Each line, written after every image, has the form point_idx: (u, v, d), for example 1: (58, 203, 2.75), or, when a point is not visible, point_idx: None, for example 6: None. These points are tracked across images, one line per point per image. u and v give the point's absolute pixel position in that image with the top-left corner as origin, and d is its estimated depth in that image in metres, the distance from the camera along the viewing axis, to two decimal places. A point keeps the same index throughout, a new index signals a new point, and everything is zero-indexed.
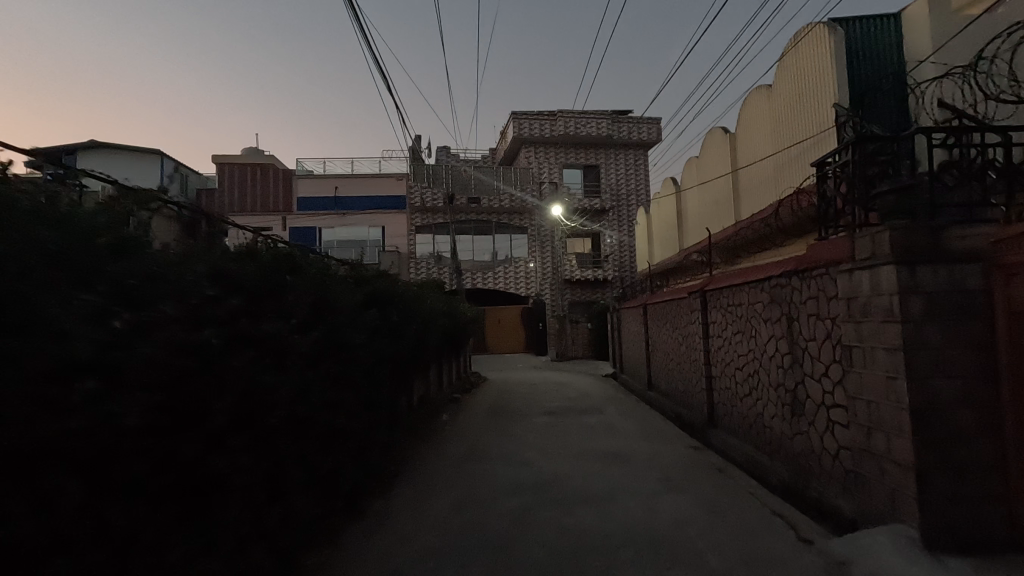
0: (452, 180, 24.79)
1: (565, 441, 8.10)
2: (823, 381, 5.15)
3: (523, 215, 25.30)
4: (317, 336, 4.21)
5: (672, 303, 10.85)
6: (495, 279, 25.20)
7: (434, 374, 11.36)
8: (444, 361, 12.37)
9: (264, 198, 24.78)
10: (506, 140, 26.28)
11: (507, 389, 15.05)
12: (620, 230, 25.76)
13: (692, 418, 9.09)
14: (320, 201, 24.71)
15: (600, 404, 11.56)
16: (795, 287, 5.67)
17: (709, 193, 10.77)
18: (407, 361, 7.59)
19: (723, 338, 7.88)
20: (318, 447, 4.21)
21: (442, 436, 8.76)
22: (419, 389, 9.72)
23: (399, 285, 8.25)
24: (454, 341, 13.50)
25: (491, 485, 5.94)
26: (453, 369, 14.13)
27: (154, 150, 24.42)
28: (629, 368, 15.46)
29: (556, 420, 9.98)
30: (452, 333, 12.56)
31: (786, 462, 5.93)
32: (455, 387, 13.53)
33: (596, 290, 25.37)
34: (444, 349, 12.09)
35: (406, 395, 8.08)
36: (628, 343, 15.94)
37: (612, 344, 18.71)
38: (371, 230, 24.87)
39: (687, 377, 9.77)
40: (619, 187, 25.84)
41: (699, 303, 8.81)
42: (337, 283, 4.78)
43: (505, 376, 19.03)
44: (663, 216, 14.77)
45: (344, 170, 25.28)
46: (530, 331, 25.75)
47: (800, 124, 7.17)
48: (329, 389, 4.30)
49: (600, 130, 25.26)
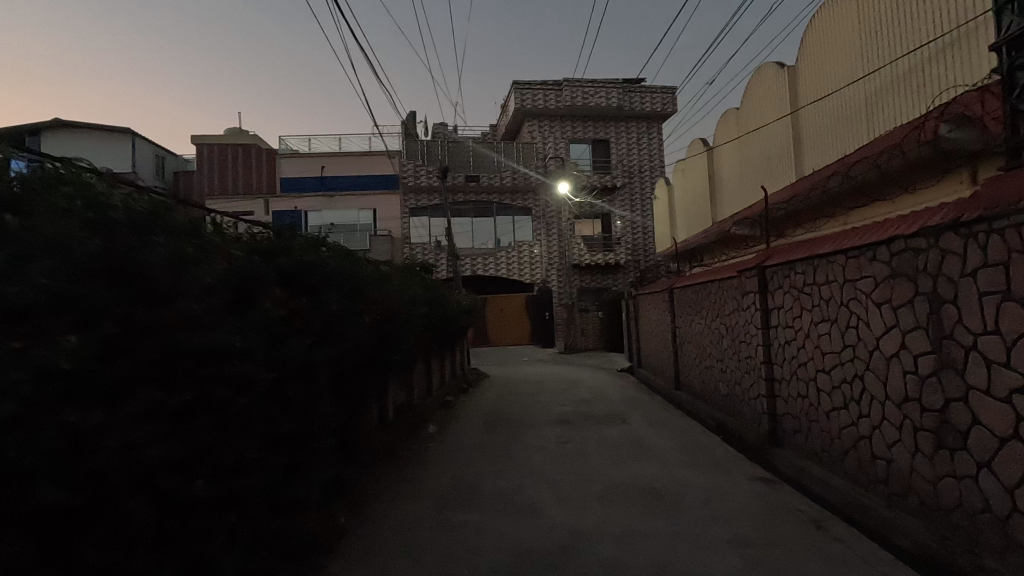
0: (449, 157, 22.67)
1: (582, 466, 6.14)
2: (1015, 402, 3.14)
3: (526, 194, 23.19)
4: (128, 343, 2.26)
5: (708, 285, 8.81)
6: (497, 265, 23.02)
7: (420, 375, 9.43)
8: (433, 358, 10.44)
9: (245, 179, 22.81)
10: (507, 113, 24.09)
11: (510, 388, 13.05)
12: (633, 210, 23.58)
13: (745, 430, 7.08)
14: (305, 182, 22.75)
15: (621, 409, 9.57)
16: (945, 252, 3.64)
17: (757, 147, 8.64)
18: (370, 366, 5.63)
19: (795, 330, 5.87)
20: (138, 546, 2.27)
21: (423, 458, 6.83)
22: (396, 396, 7.79)
23: (366, 264, 6.31)
24: (447, 334, 11.53)
25: (482, 552, 4.04)
26: (447, 366, 12.15)
27: (125, 128, 22.57)
28: (651, 363, 13.41)
29: (568, 431, 8.00)
30: (442, 325, 10.62)
31: (923, 516, 3.95)
32: (448, 387, 11.59)
33: (607, 276, 23.26)
34: (433, 345, 10.14)
35: (370, 408, 6.16)
36: (648, 333, 13.88)
37: (628, 335, 16.65)
38: (362, 213, 22.80)
39: (734, 379, 7.76)
40: (631, 163, 23.65)
41: (753, 283, 6.79)
42: (201, 249, 2.82)
43: (508, 371, 17.05)
44: (689, 186, 12.59)
45: (332, 148, 23.23)
46: (536, 321, 23.70)
47: (919, 21, 5.07)
48: (159, 438, 2.34)
49: (610, 100, 23.01)
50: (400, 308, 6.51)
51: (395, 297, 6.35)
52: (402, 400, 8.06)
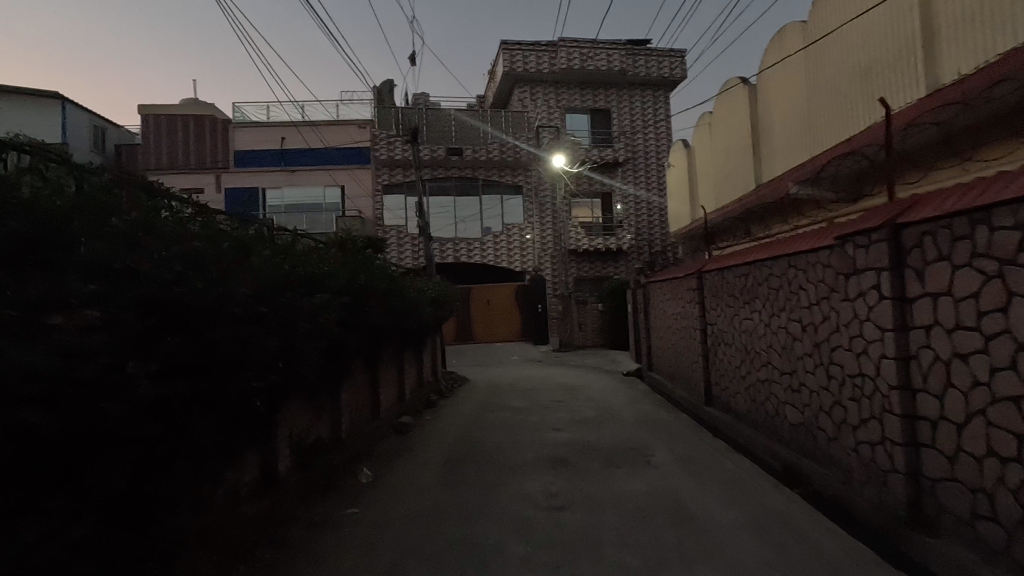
0: (427, 127, 19.84)
1: (589, 573, 3.52)
2: None
3: (517, 170, 20.43)
4: None
5: (767, 265, 6.13)
6: (483, 251, 20.24)
7: (357, 393, 6.75)
8: (382, 368, 7.81)
9: (193, 151, 19.83)
10: (495, 79, 21.25)
11: (492, 399, 10.39)
12: (637, 188, 20.84)
13: (849, 494, 4.43)
14: (263, 155, 19.87)
15: (639, 439, 6.91)
16: None
17: (842, 63, 5.94)
18: (189, 407, 2.95)
19: (983, 335, 3.21)
20: None
21: (327, 541, 4.21)
22: (301, 430, 5.11)
23: (219, 226, 3.76)
24: (408, 334, 8.81)
25: None
26: (410, 375, 9.49)
27: (52, 91, 19.57)
28: (669, 367, 10.74)
29: (565, 483, 5.34)
30: (398, 326, 7.98)
31: None
32: (409, 403, 8.93)
33: (608, 263, 20.56)
34: (381, 349, 7.43)
35: (212, 473, 3.48)
36: (663, 331, 11.20)
37: (636, 330, 13.98)
38: (329, 190, 19.96)
39: (818, 406, 5.12)
40: (635, 136, 20.91)
41: (871, 256, 4.12)
42: None
43: (493, 374, 14.34)
44: (719, 142, 9.86)
45: (294, 116, 20.27)
46: (527, 315, 20.83)
47: None
48: None
49: (612, 63, 20.19)
50: (274, 294, 3.79)
51: (256, 275, 3.63)
52: (314, 435, 5.39)
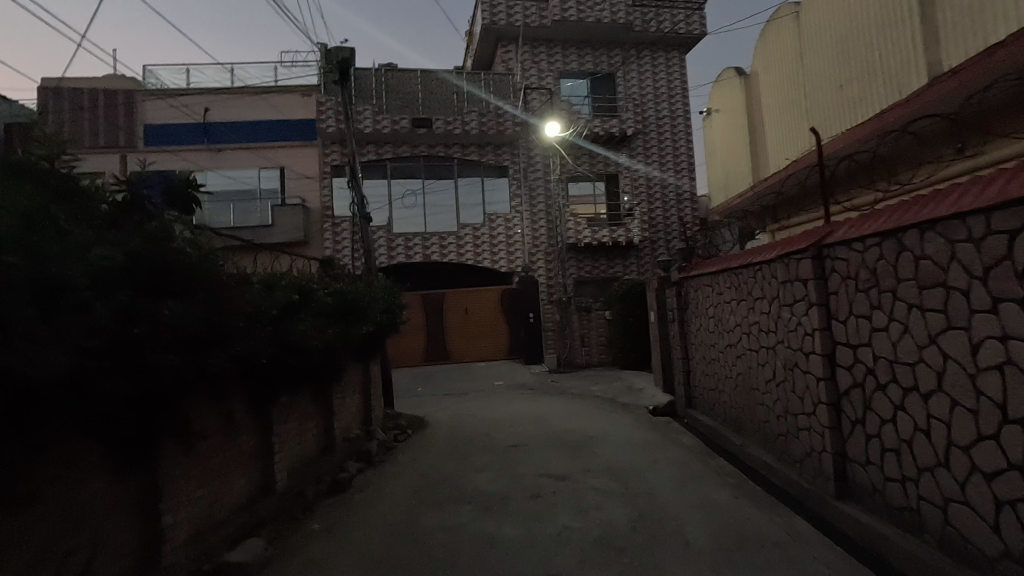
0: (388, 94, 15.87)
1: None
2: None
3: (501, 147, 16.50)
4: None
5: None
6: (461, 247, 16.19)
7: (50, 542, 2.69)
8: (200, 449, 3.83)
9: (91, 123, 15.54)
10: (474, 39, 17.38)
11: (447, 467, 6.38)
12: (649, 167, 16.93)
13: None
14: (181, 130, 15.82)
15: None
16: None
17: None
18: None
19: None
20: None
21: None
22: None
23: None
24: (277, 371, 4.74)
25: None
26: (302, 437, 5.52)
27: None
28: (734, 411, 6.69)
29: None
30: (243, 366, 4.03)
31: None
32: (288, 494, 4.93)
33: (615, 261, 16.59)
34: (177, 415, 3.44)
35: None
36: (719, 350, 7.16)
37: (666, 346, 9.98)
38: (264, 173, 15.96)
39: None
40: (645, 105, 17.05)
41: None
42: None
43: (465, 410, 10.25)
44: (817, 40, 5.96)
45: (222, 83, 16.33)
46: (515, 326, 16.66)
47: None
48: None
49: (617, 14, 16.26)
50: None
51: None
52: None
